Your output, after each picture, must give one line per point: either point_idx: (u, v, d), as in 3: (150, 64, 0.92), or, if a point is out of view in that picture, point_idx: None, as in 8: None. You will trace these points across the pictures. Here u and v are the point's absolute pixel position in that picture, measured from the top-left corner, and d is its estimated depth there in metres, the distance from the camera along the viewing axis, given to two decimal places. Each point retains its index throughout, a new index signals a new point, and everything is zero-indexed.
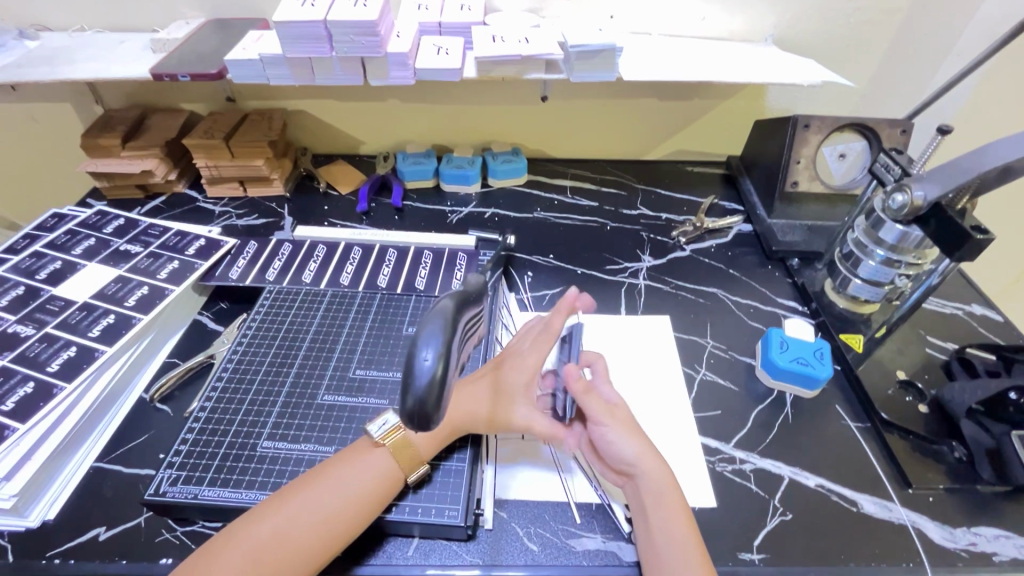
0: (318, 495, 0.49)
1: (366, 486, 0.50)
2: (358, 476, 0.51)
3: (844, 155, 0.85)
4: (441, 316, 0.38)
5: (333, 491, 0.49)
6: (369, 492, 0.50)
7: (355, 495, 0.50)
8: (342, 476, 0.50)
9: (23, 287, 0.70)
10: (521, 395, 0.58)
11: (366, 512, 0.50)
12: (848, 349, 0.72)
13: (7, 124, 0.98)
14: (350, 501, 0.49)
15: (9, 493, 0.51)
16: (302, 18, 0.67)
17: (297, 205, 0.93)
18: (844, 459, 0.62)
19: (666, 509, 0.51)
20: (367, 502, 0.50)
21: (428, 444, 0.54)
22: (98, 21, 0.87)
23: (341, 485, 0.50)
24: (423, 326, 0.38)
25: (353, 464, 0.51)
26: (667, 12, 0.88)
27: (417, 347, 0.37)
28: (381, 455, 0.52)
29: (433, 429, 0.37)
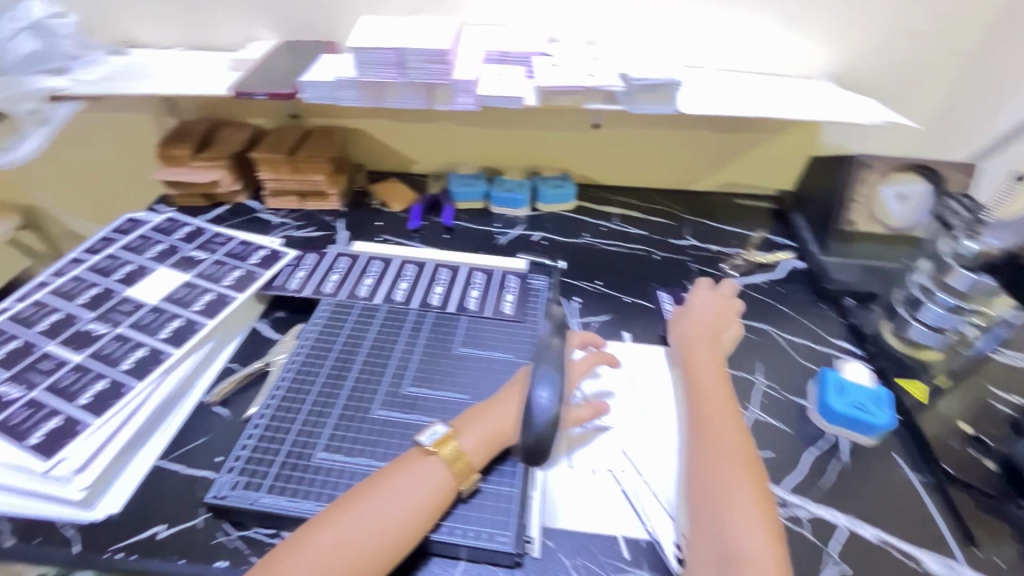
0: (376, 507, 0.50)
1: (425, 499, 0.51)
2: (413, 485, 0.52)
3: (905, 196, 0.83)
4: (553, 364, 0.52)
5: (397, 503, 0.50)
6: (429, 504, 0.51)
7: (417, 506, 0.51)
8: (406, 485, 0.52)
9: (99, 287, 0.73)
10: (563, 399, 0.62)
11: (422, 522, 0.50)
12: (906, 396, 0.69)
13: (90, 132, 1.04)
14: (407, 513, 0.50)
15: (80, 486, 0.54)
16: (378, 45, 0.71)
17: (351, 220, 0.96)
18: (904, 512, 0.59)
19: (733, 455, 0.55)
20: (422, 515, 0.50)
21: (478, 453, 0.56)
22: (182, 39, 0.93)
23: (398, 497, 0.51)
24: (538, 371, 0.51)
25: (410, 472, 0.52)
26: (725, 47, 0.89)
27: (537, 389, 0.49)
28: (434, 464, 0.53)
29: (545, 459, 0.49)
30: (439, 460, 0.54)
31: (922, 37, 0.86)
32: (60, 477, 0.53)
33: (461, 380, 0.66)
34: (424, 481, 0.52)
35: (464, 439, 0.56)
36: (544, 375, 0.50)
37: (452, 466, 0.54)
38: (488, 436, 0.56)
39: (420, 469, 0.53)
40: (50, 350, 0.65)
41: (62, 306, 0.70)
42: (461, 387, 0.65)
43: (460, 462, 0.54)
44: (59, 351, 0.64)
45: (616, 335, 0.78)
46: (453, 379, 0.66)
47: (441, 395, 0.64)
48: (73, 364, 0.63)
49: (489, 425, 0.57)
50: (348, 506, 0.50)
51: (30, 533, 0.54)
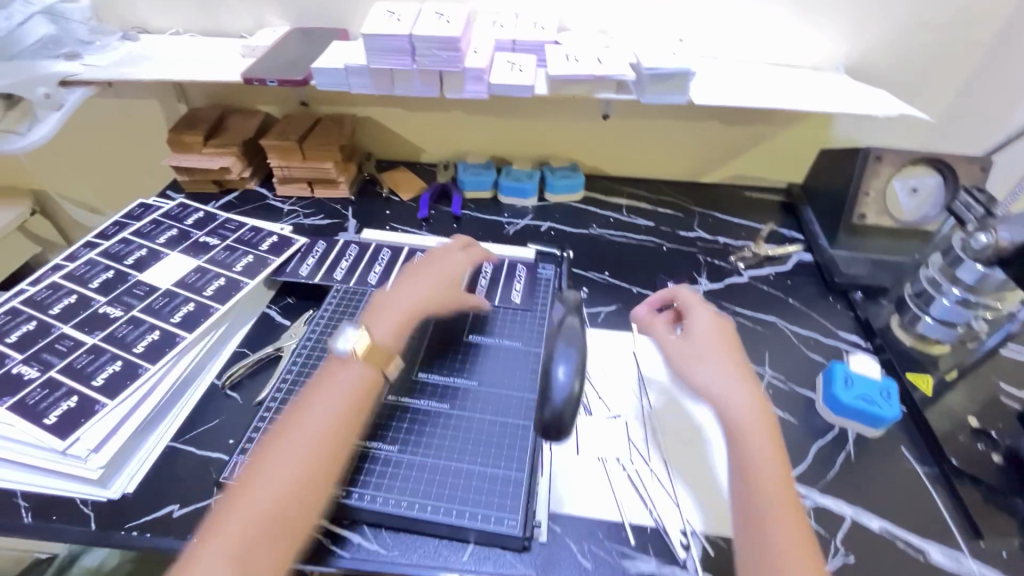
0: (301, 428, 0.52)
1: (311, 453, 0.51)
2: (336, 393, 0.55)
3: (916, 189, 0.83)
4: (572, 342, 0.53)
5: (281, 464, 0.50)
6: (317, 454, 0.51)
7: (303, 461, 0.50)
8: (290, 447, 0.51)
9: (112, 271, 0.74)
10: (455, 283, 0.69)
11: (352, 424, 0.54)
12: (915, 389, 0.69)
13: (101, 118, 1.05)
14: (333, 421, 0.53)
15: (96, 464, 0.55)
16: (390, 32, 0.71)
17: (360, 208, 0.97)
18: (909, 504, 0.60)
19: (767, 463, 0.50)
20: (347, 421, 0.54)
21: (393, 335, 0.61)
22: (193, 25, 0.93)
23: (283, 461, 0.50)
24: (557, 351, 0.53)
25: (290, 434, 0.52)
26: (738, 37, 0.88)
27: (556, 366, 0.51)
28: (352, 369, 0.57)
29: (562, 437, 0.50)
30: (356, 361, 0.58)
31: (938, 29, 0.85)
32: (77, 456, 0.54)
33: (470, 367, 0.67)
34: (347, 381, 0.56)
35: (368, 334, 0.60)
36: (564, 353, 0.52)
37: (367, 359, 0.58)
38: (397, 324, 0.61)
39: (335, 377, 0.57)
40: (65, 332, 0.65)
41: (76, 290, 0.71)
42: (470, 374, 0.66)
43: (376, 351, 0.58)
44: (74, 333, 0.65)
45: (624, 325, 0.78)
46: (462, 366, 0.67)
47: (449, 381, 0.65)
48: (88, 346, 0.64)
49: (394, 315, 0.62)
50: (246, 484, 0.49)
51: (47, 510, 0.55)
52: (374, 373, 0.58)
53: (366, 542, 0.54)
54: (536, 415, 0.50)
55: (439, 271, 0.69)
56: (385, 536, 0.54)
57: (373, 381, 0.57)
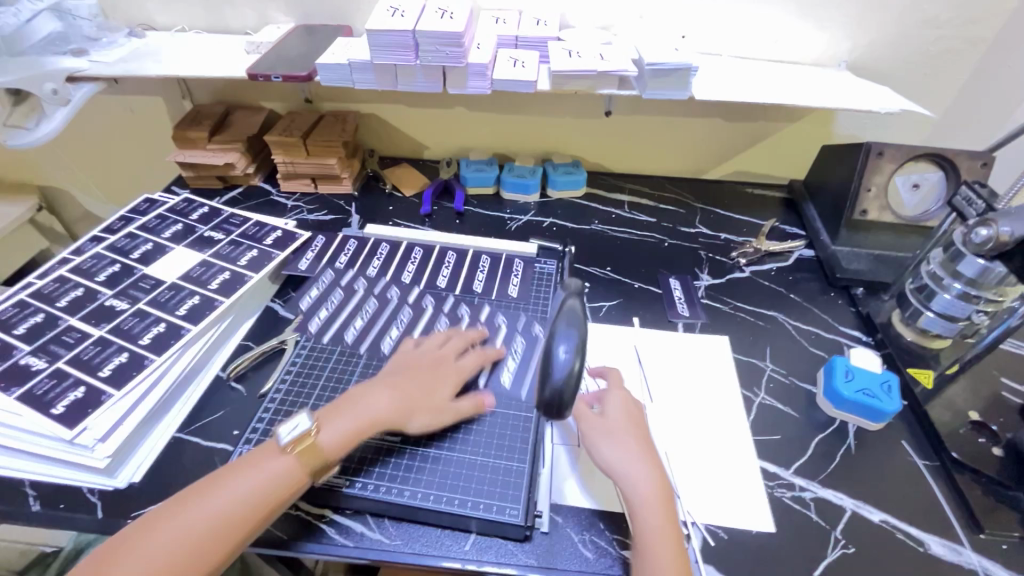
0: (200, 503, 0.49)
1: (208, 530, 0.47)
2: (269, 472, 0.51)
3: (918, 185, 0.84)
4: (572, 321, 0.52)
5: (176, 534, 0.47)
6: (216, 533, 0.48)
7: (199, 538, 0.47)
8: (197, 513, 0.48)
9: (118, 264, 0.75)
10: (433, 390, 0.60)
11: (252, 520, 0.49)
12: (916, 383, 0.70)
13: (107, 115, 1.05)
14: (235, 511, 0.49)
15: (102, 454, 0.55)
16: (393, 27, 0.72)
17: (364, 204, 0.97)
18: (910, 496, 0.60)
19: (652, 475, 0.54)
20: (249, 514, 0.49)
21: (337, 447, 0.54)
22: (198, 22, 0.94)
23: (181, 530, 0.47)
24: (557, 330, 0.52)
25: (200, 502, 0.49)
26: (740, 34, 0.88)
27: (556, 345, 0.50)
28: (283, 458, 0.52)
29: (564, 415, 0.50)
30: (291, 452, 0.52)
31: (941, 25, 0.85)
32: (84, 445, 0.55)
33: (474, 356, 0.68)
34: (269, 473, 0.51)
35: (320, 434, 0.54)
36: (565, 332, 0.51)
37: (303, 458, 0.52)
38: (350, 434, 0.55)
39: (264, 460, 0.52)
40: (72, 324, 0.66)
41: (83, 283, 0.72)
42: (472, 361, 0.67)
43: (313, 456, 0.53)
44: (81, 326, 0.66)
45: (625, 320, 0.78)
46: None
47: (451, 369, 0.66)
48: (95, 338, 0.65)
49: (352, 420, 0.55)
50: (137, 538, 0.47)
51: (55, 498, 0.56)
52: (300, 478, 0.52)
53: (369, 531, 0.54)
54: (537, 394, 0.49)
55: (428, 376, 0.61)
56: (388, 525, 0.55)
57: (297, 485, 0.52)
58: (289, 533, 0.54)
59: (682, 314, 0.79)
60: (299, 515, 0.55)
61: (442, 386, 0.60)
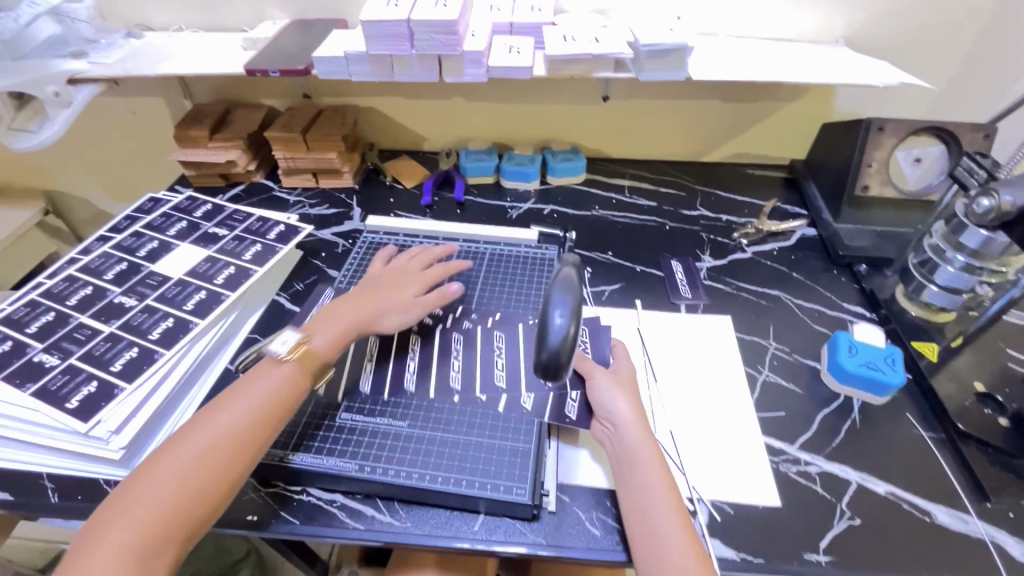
0: (211, 424, 0.52)
1: (238, 421, 0.52)
2: (263, 381, 0.56)
3: (920, 159, 0.83)
4: (567, 287, 0.52)
5: (202, 436, 0.50)
6: (245, 424, 0.52)
7: (227, 434, 0.51)
8: (218, 416, 0.52)
9: (125, 263, 0.76)
10: (390, 306, 0.66)
11: (271, 417, 0.54)
12: (921, 357, 0.70)
13: (108, 116, 1.06)
14: (264, 402, 0.54)
15: (117, 445, 0.56)
16: (387, 17, 0.72)
17: (364, 196, 0.98)
18: (917, 467, 0.60)
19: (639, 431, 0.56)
20: (263, 417, 0.54)
21: (323, 349, 0.60)
22: (195, 21, 0.94)
23: (203, 433, 0.51)
24: (553, 296, 0.52)
25: (218, 411, 0.53)
26: (735, 13, 0.88)
27: (552, 310, 0.50)
28: (278, 368, 0.57)
29: (561, 379, 0.50)
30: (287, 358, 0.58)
31: None
32: (99, 438, 0.56)
33: (504, 363, 0.66)
34: (274, 377, 0.56)
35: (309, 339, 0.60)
36: (561, 297, 0.51)
37: (297, 360, 0.58)
38: (335, 333, 0.62)
39: (261, 373, 0.56)
40: (83, 322, 0.67)
41: (92, 281, 0.73)
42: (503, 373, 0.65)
43: (306, 357, 0.59)
44: (91, 323, 0.67)
45: (628, 302, 0.78)
46: (494, 369, 0.65)
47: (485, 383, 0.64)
48: (105, 334, 0.66)
49: (333, 326, 0.62)
50: (158, 463, 0.49)
51: (73, 490, 0.57)
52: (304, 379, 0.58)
53: (379, 515, 0.55)
54: (534, 356, 0.50)
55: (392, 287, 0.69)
56: (399, 508, 0.56)
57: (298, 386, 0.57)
58: (301, 518, 0.55)
59: (684, 295, 0.79)
60: (310, 501, 0.56)
61: (402, 296, 0.68)
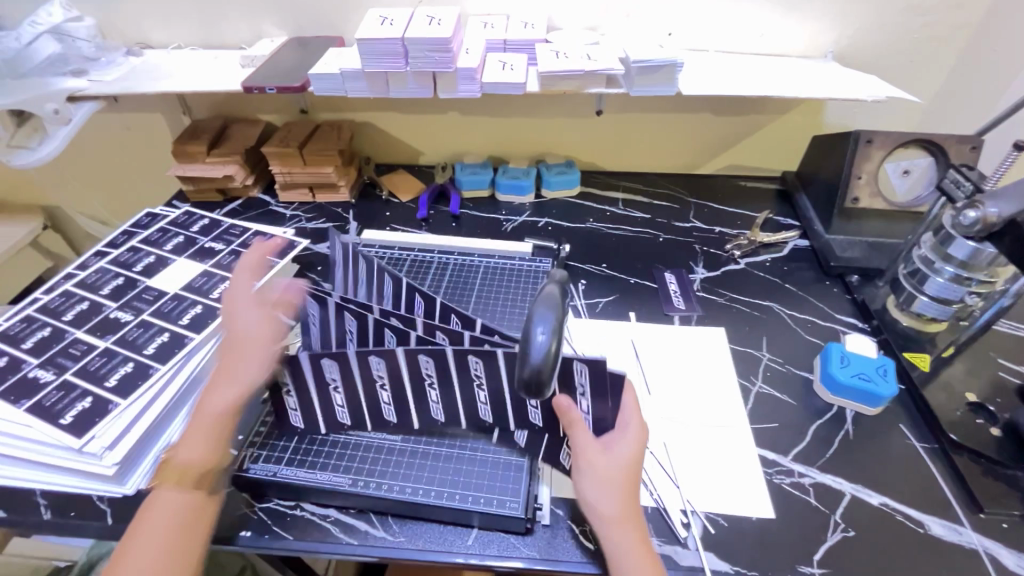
0: (127, 555, 0.48)
1: (170, 530, 0.49)
2: (177, 486, 0.52)
3: (909, 171, 0.84)
4: (551, 303, 0.52)
5: (142, 549, 0.48)
6: (177, 527, 0.50)
7: (162, 543, 0.49)
8: (145, 529, 0.49)
9: (122, 278, 0.77)
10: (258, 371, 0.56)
11: (185, 539, 0.50)
12: (913, 367, 0.70)
13: (106, 132, 1.07)
14: (188, 499, 0.51)
15: (111, 461, 0.56)
16: (382, 36, 0.73)
17: (361, 210, 0.99)
18: (910, 478, 0.60)
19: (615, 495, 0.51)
20: (185, 530, 0.50)
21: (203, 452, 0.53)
22: (194, 39, 0.96)
23: (139, 549, 0.48)
24: (535, 312, 0.51)
25: (147, 519, 0.50)
26: (725, 29, 0.89)
27: (534, 327, 0.50)
28: (168, 490, 0.51)
29: (543, 396, 0.50)
30: (165, 485, 0.52)
31: (926, 11, 0.86)
32: (93, 454, 0.56)
33: (486, 395, 0.57)
34: (166, 508, 0.50)
35: (179, 453, 0.53)
36: (542, 313, 0.50)
37: (177, 482, 0.51)
38: (206, 437, 0.53)
39: (151, 506, 0.51)
40: (78, 337, 0.68)
41: (88, 296, 0.73)
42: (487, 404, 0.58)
43: (185, 474, 0.52)
44: (87, 339, 0.67)
45: (621, 315, 0.79)
46: (476, 399, 0.58)
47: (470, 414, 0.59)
48: (100, 349, 0.66)
49: (198, 430, 0.53)
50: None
51: (66, 507, 0.57)
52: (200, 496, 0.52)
53: (373, 529, 0.55)
54: (516, 373, 0.49)
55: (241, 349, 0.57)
56: (393, 523, 0.55)
57: (195, 504, 0.51)
58: (295, 534, 0.55)
59: (677, 307, 0.80)
60: (304, 516, 0.56)
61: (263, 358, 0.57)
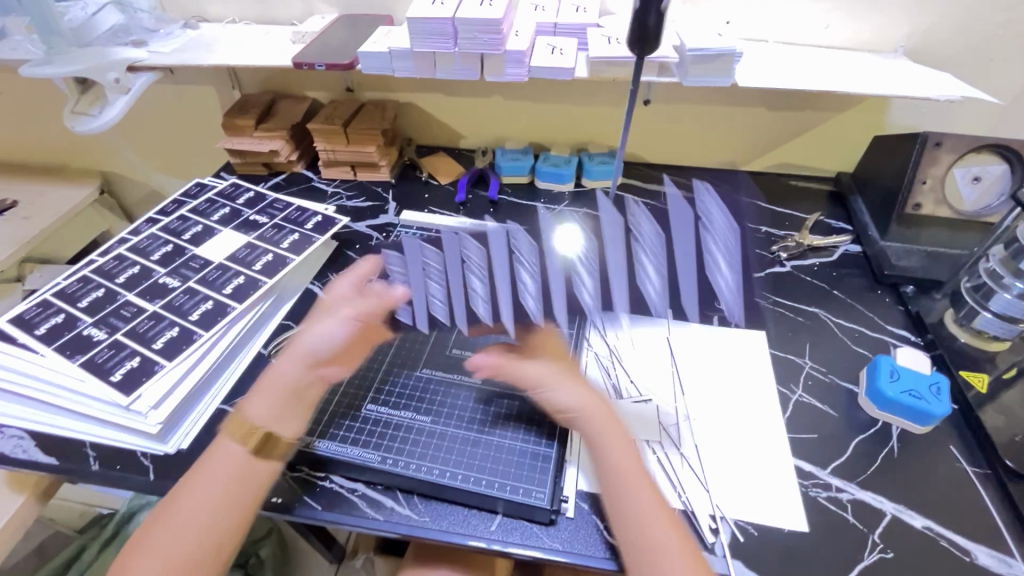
0: (188, 491, 0.53)
1: (227, 479, 0.54)
2: (235, 439, 0.57)
3: (979, 178, 0.79)
4: None
5: (196, 492, 0.53)
6: (228, 482, 0.54)
7: (217, 491, 0.53)
8: (205, 474, 0.54)
9: (171, 245, 0.79)
10: (336, 336, 0.64)
11: (243, 492, 0.54)
12: (969, 388, 0.66)
13: (162, 102, 1.11)
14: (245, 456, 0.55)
15: (155, 420, 0.59)
16: (432, 15, 0.73)
17: (400, 191, 0.99)
18: (958, 504, 0.57)
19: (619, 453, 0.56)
20: (237, 481, 0.54)
21: (269, 406, 0.59)
22: (248, 13, 0.97)
23: (199, 491, 0.53)
24: None
25: (210, 464, 0.55)
26: (787, 18, 0.85)
27: None
28: (233, 442, 0.57)
29: None
30: (228, 437, 0.57)
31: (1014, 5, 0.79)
32: (139, 412, 0.59)
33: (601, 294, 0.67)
34: (227, 457, 0.56)
35: (250, 407, 0.59)
36: None
37: (240, 435, 0.57)
38: (275, 397, 0.59)
39: (217, 452, 0.56)
40: (129, 299, 0.70)
41: (139, 261, 0.76)
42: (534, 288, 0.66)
43: (250, 428, 0.58)
44: (137, 301, 0.70)
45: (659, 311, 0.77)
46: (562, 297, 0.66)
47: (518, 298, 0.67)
48: (149, 313, 0.69)
49: (274, 387, 0.60)
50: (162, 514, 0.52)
51: (112, 460, 0.60)
52: (257, 455, 0.56)
53: (399, 507, 0.56)
54: None
55: (323, 322, 0.65)
56: (418, 502, 0.56)
57: (254, 460, 0.56)
58: (322, 505, 0.56)
59: (717, 307, 0.76)
60: (332, 488, 0.57)
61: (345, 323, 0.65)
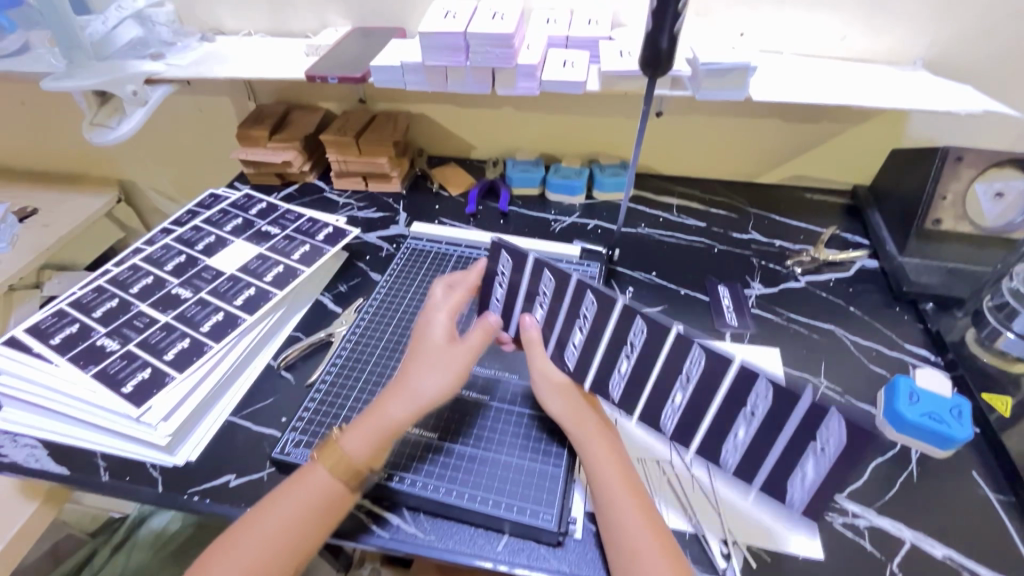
0: (274, 509, 0.52)
1: (312, 507, 0.52)
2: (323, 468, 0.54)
3: (1002, 194, 0.77)
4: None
5: (278, 513, 0.51)
6: (311, 511, 0.52)
7: (301, 515, 0.51)
8: (290, 496, 0.52)
9: (184, 255, 0.80)
10: (443, 373, 0.57)
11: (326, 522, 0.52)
12: (991, 410, 0.64)
13: (178, 113, 1.12)
14: (333, 486, 0.53)
15: (165, 432, 0.59)
16: (445, 29, 0.73)
17: (411, 202, 0.99)
18: (980, 532, 0.55)
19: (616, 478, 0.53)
20: (319, 511, 0.52)
21: (361, 446, 0.54)
22: (264, 26, 0.98)
23: (280, 514, 0.51)
24: None
25: (295, 489, 0.53)
26: (803, 30, 0.84)
27: None
28: (321, 469, 0.54)
29: None
30: (323, 464, 0.54)
31: None
32: (148, 424, 0.59)
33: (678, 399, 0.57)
34: (315, 487, 0.53)
35: (346, 439, 0.55)
36: None
37: (334, 467, 0.54)
38: (373, 438, 0.55)
39: (308, 475, 0.54)
40: (141, 310, 0.71)
41: (153, 271, 0.77)
42: (625, 375, 0.58)
43: (346, 465, 0.53)
44: (149, 312, 0.71)
45: None
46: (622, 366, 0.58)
47: (605, 381, 0.60)
48: (161, 324, 0.69)
49: (372, 424, 0.55)
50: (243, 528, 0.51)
51: (122, 471, 0.61)
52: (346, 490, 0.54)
53: (405, 525, 0.55)
54: None
55: (430, 361, 0.57)
56: (424, 520, 0.56)
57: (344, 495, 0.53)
58: None
59: (730, 323, 0.76)
60: None
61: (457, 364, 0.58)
